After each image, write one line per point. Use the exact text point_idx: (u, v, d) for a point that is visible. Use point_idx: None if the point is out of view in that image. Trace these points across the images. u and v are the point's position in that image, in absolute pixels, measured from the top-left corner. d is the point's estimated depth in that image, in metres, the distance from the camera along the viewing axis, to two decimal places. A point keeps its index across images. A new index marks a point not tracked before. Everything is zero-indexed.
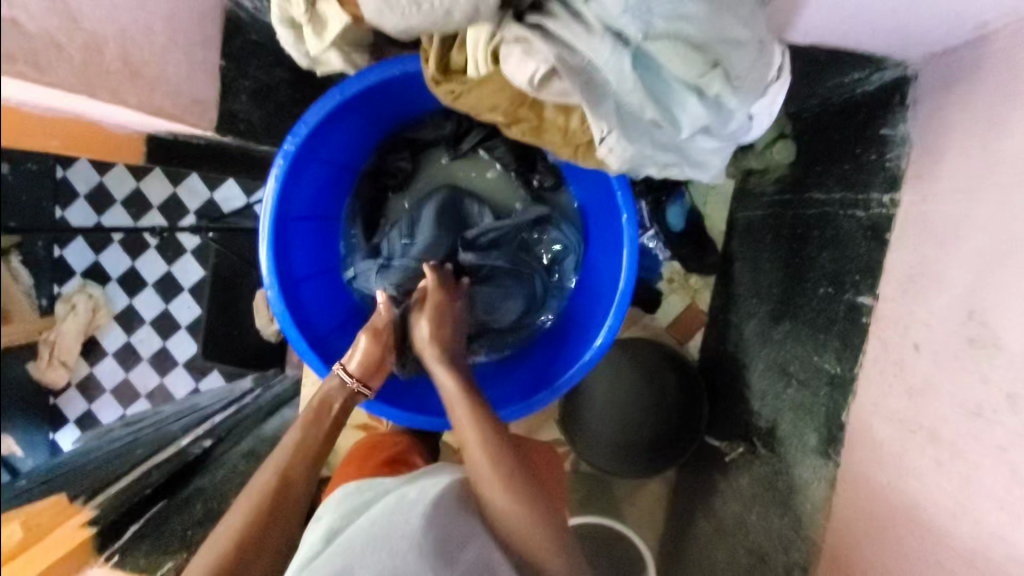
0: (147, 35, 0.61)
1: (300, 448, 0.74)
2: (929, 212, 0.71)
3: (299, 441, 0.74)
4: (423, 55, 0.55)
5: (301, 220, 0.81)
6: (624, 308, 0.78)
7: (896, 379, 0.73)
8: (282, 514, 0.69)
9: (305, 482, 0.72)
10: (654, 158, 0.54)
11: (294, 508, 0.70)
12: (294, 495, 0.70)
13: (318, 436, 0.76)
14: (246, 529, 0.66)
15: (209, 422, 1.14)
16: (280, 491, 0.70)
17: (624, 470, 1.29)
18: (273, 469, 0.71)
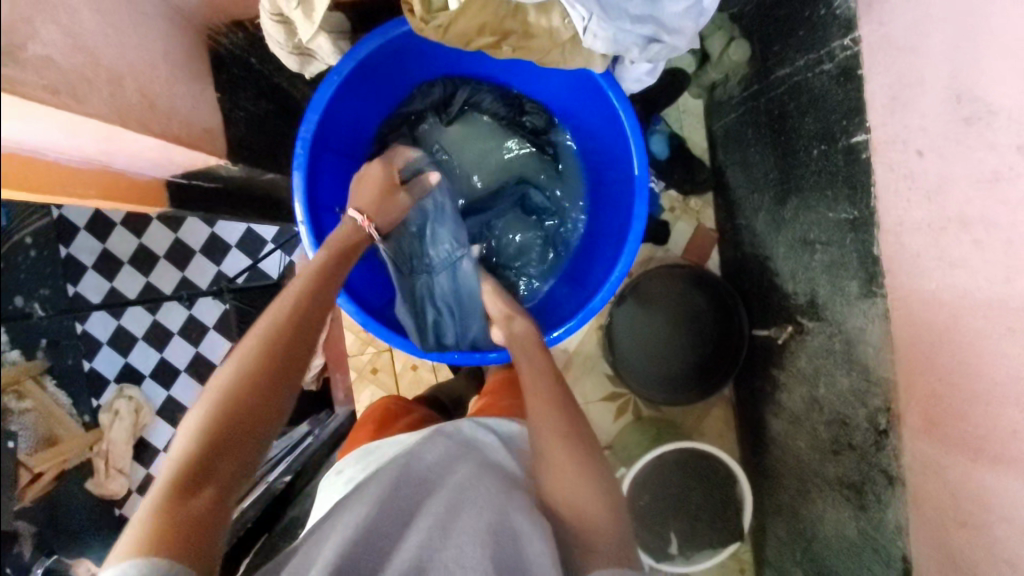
0: (154, 71, 0.67)
1: (304, 306, 0.68)
2: (890, 32, 0.77)
3: (294, 307, 0.67)
4: (405, 8, 0.61)
5: (332, 211, 0.86)
6: (647, 196, 0.82)
7: (912, 190, 0.77)
8: (295, 354, 0.64)
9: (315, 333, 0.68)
10: (635, 31, 0.59)
11: (296, 356, 0.64)
12: (300, 353, 0.65)
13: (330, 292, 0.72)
14: (236, 391, 0.58)
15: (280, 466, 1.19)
16: (286, 338, 0.65)
17: (687, 396, 1.31)
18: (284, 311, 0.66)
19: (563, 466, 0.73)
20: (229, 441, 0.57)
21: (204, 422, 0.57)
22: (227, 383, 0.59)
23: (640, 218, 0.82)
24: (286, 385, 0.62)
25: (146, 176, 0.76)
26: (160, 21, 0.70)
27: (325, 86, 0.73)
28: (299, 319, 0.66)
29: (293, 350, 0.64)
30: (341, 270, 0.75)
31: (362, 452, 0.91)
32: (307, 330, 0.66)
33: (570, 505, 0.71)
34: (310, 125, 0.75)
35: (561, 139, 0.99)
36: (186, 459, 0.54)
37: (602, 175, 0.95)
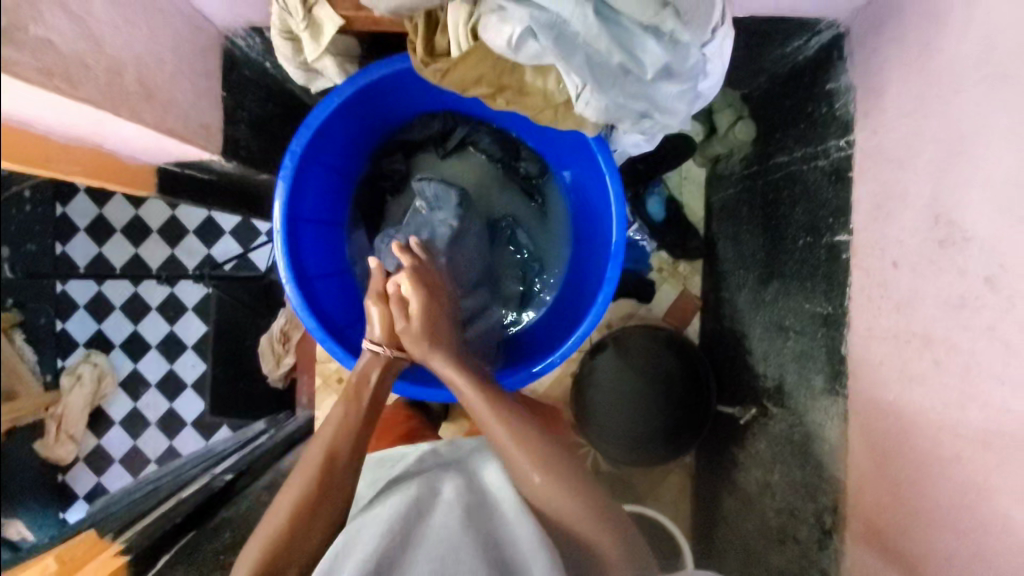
0: (159, 63, 0.69)
1: (341, 433, 0.77)
2: (881, 142, 0.79)
3: (331, 440, 0.76)
4: (409, 45, 0.62)
5: (309, 222, 0.86)
6: (620, 263, 0.82)
7: (884, 298, 0.78)
8: (331, 485, 0.73)
9: (351, 456, 0.76)
10: (628, 105, 0.60)
11: (340, 488, 0.74)
12: (338, 475, 0.74)
13: (362, 418, 0.80)
14: (280, 538, 0.69)
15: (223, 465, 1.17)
16: (326, 467, 0.74)
17: (647, 456, 1.29)
18: (314, 462, 0.74)
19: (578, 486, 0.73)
20: (282, 558, 0.68)
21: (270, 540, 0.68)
22: (276, 530, 0.69)
23: (610, 283, 0.81)
24: (328, 522, 0.72)
25: (137, 162, 0.77)
26: (176, 17, 0.72)
27: (321, 105, 0.74)
28: (330, 461, 0.74)
29: (331, 487, 0.73)
30: (359, 407, 0.80)
31: (374, 464, 0.95)
32: (341, 473, 0.74)
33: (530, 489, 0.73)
34: (299, 140, 0.76)
35: (552, 189, 1.00)
36: (255, 571, 0.66)
37: (585, 232, 0.95)
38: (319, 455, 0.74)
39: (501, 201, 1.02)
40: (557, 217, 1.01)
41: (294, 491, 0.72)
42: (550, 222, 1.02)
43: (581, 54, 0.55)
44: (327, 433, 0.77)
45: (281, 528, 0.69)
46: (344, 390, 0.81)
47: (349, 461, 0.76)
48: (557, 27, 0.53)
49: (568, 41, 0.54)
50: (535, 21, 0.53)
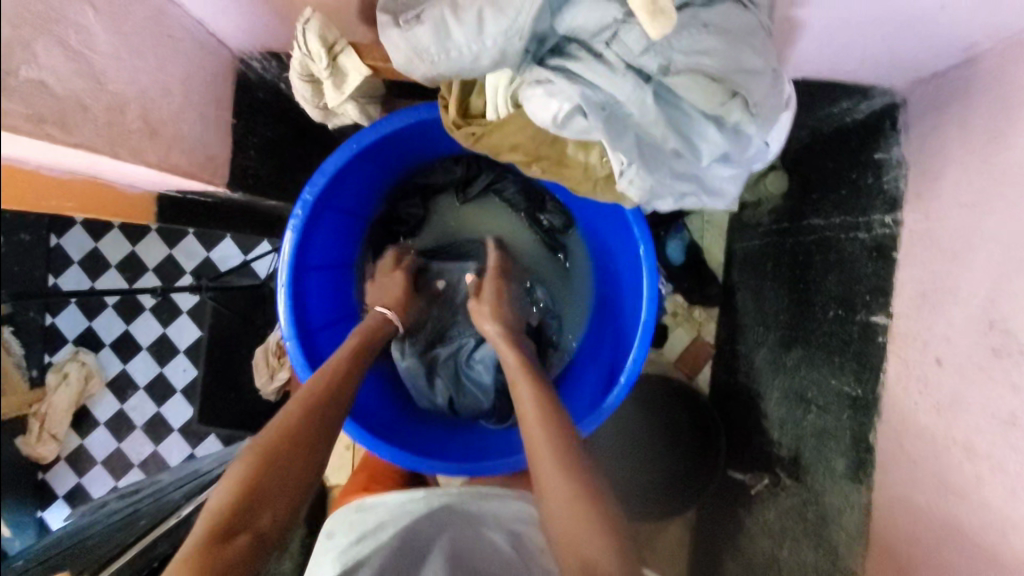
0: (165, 96, 0.63)
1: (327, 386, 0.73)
2: (934, 228, 0.74)
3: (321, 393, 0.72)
4: (442, 103, 0.59)
5: (318, 270, 0.81)
6: (646, 343, 0.78)
7: (923, 395, 0.73)
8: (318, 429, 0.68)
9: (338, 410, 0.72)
10: (674, 187, 0.56)
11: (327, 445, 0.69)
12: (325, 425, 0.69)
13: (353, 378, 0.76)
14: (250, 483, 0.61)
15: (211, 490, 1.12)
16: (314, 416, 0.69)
17: (641, 510, 1.19)
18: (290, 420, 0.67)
19: (573, 506, 0.62)
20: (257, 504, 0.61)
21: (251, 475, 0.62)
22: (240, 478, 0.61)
23: (636, 364, 0.78)
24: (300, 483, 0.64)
25: (137, 192, 0.72)
26: (186, 45, 0.68)
27: (338, 153, 0.69)
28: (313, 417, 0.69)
29: (307, 443, 0.66)
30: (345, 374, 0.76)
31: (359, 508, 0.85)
32: (319, 433, 0.69)
33: (576, 556, 0.59)
34: (314, 189, 0.71)
35: (578, 243, 0.96)
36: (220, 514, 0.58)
37: (610, 295, 0.90)
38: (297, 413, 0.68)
39: (518, 249, 0.98)
40: (579, 272, 0.97)
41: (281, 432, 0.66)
42: (573, 276, 0.98)
43: (631, 134, 0.51)
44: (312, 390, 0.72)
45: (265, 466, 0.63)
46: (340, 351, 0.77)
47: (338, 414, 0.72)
48: (608, 107, 0.50)
49: (620, 121, 0.50)
50: (584, 99, 0.49)
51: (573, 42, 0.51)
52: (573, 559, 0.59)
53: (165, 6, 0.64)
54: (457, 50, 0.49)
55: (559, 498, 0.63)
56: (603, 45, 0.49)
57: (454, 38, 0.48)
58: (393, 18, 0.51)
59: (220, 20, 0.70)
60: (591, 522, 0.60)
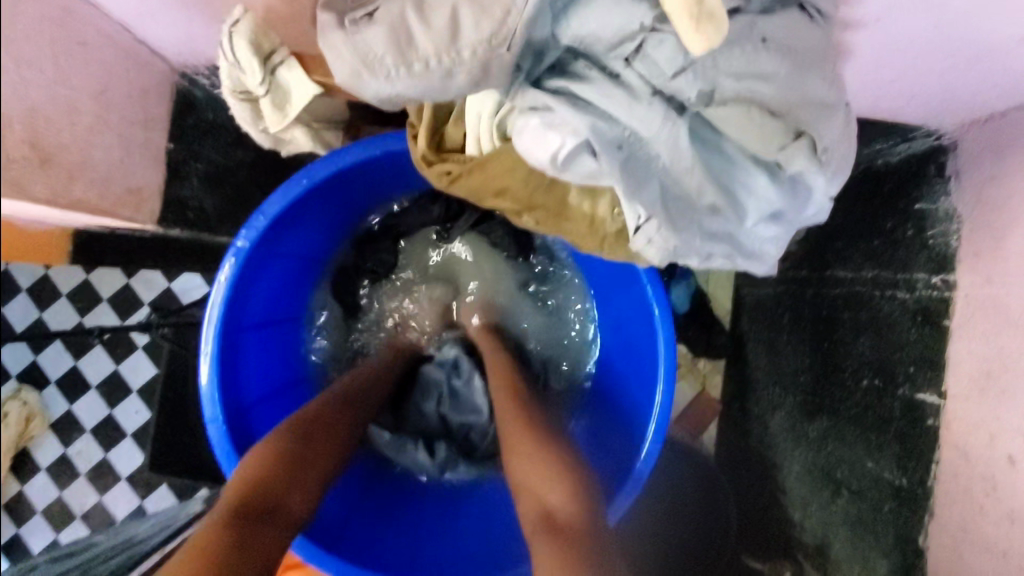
0: (69, 115, 0.51)
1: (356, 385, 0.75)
2: (999, 295, 0.62)
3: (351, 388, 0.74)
4: (412, 132, 0.49)
5: (256, 329, 0.70)
6: (660, 437, 0.68)
7: (991, 499, 0.62)
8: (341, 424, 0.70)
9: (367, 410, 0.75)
10: (706, 249, 0.43)
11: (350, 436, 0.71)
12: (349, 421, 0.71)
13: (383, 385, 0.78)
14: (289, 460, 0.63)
15: (150, 559, 0.92)
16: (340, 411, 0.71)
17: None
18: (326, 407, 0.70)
19: (543, 474, 0.64)
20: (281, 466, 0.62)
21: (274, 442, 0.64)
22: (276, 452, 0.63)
23: (649, 460, 0.68)
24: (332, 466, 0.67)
25: (48, 228, 0.59)
26: (102, 54, 0.56)
27: (288, 189, 0.60)
28: (347, 406, 0.72)
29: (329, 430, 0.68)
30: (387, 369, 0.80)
31: None
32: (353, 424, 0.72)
33: (546, 515, 0.61)
34: (251, 234, 0.61)
35: (580, 304, 0.84)
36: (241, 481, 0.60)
37: (613, 373, 0.79)
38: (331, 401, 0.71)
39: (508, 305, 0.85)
40: (575, 340, 0.84)
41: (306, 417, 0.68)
42: (567, 342, 0.85)
43: (655, 182, 0.40)
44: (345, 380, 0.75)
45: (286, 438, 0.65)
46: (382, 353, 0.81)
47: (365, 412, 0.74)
48: (627, 144, 0.39)
49: (642, 164, 0.39)
50: (595, 130, 0.38)
51: (581, 59, 0.40)
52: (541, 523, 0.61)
53: (72, 4, 0.52)
54: (424, 64, 0.38)
55: (536, 474, 0.64)
56: (622, 63, 0.39)
57: (421, 48, 0.37)
58: (339, 18, 0.39)
59: (152, 24, 0.58)
60: (560, 484, 0.63)
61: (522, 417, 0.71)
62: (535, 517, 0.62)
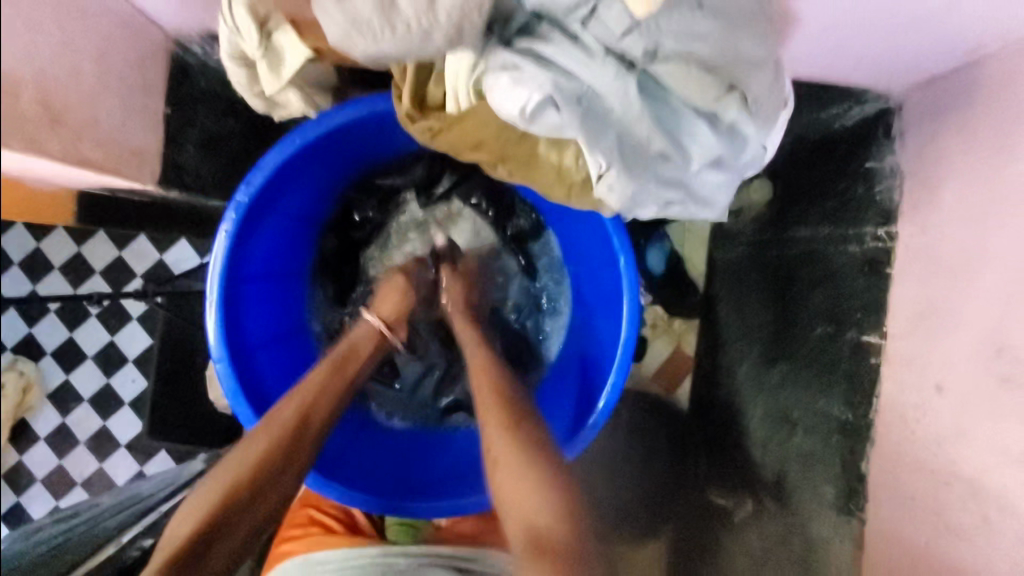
0: (76, 79, 0.55)
1: (321, 396, 0.73)
2: (932, 244, 0.69)
3: (308, 404, 0.72)
4: (396, 93, 0.54)
5: (258, 279, 0.76)
6: (626, 366, 0.74)
7: (921, 427, 0.69)
8: (297, 450, 0.69)
9: (327, 418, 0.73)
10: (660, 194, 0.50)
11: (307, 454, 0.70)
12: (310, 435, 0.70)
13: (339, 391, 0.75)
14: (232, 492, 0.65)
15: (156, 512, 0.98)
16: (300, 430, 0.70)
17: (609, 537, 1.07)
18: (295, 408, 0.71)
19: (512, 477, 0.65)
20: (215, 529, 0.64)
21: (214, 501, 0.64)
22: (234, 482, 0.66)
23: (616, 387, 0.74)
24: (291, 482, 0.69)
25: (52, 189, 0.63)
26: (105, 22, 0.60)
27: (279, 149, 0.66)
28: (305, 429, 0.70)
29: (279, 466, 0.68)
30: (342, 374, 0.76)
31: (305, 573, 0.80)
32: (298, 461, 0.69)
33: (530, 530, 0.61)
34: (251, 188, 0.67)
35: (554, 272, 0.91)
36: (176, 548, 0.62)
37: (585, 322, 0.85)
38: (304, 402, 0.71)
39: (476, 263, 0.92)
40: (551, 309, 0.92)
41: (261, 446, 0.68)
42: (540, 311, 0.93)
43: (612, 133, 0.46)
44: (303, 395, 0.72)
45: (229, 489, 0.65)
46: (332, 356, 0.76)
47: (326, 422, 0.73)
48: (585, 98, 0.45)
49: (599, 117, 0.45)
50: (557, 85, 0.44)
51: (544, 22, 0.46)
52: (521, 528, 0.62)
53: None
54: (405, 27, 0.43)
55: (509, 463, 0.66)
56: (579, 25, 0.44)
57: (402, 12, 0.42)
58: None
59: None
60: (541, 493, 0.63)
61: (497, 389, 0.74)
62: (518, 538, 0.61)
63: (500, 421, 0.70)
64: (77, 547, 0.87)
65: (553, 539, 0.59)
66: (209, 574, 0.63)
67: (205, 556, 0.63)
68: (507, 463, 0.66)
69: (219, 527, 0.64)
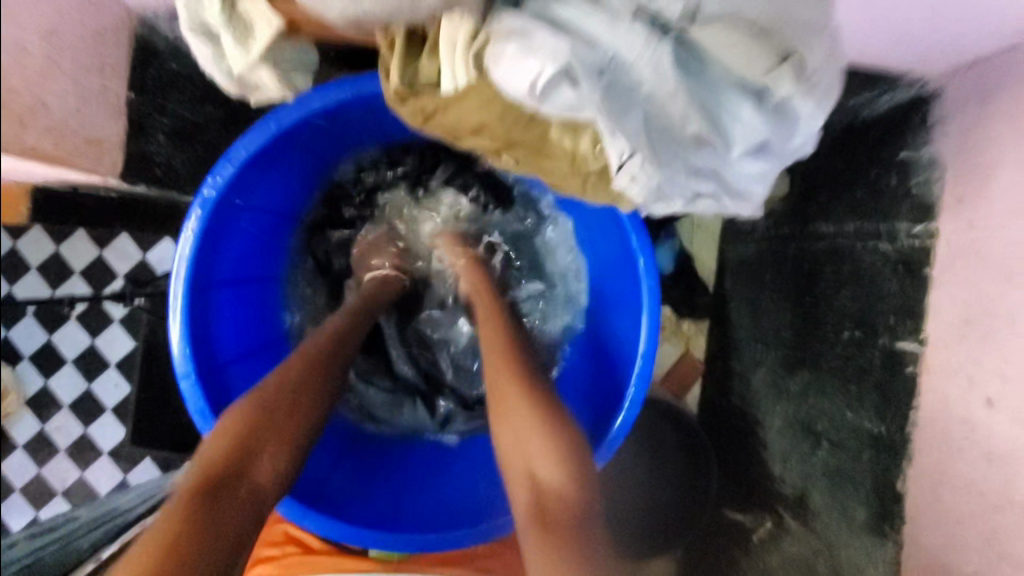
0: (16, 54, 0.48)
1: (336, 330, 0.71)
2: (980, 241, 0.62)
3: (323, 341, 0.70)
4: (383, 70, 0.47)
5: (229, 284, 0.69)
6: (645, 380, 0.68)
7: (968, 443, 0.63)
8: (312, 383, 0.66)
9: (345, 354, 0.70)
10: (689, 186, 0.44)
11: (323, 387, 0.67)
12: (326, 366, 0.68)
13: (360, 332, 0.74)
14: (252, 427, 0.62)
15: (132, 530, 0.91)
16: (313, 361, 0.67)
17: (617, 553, 1.02)
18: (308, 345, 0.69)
19: (527, 437, 0.62)
20: (239, 464, 0.60)
21: (233, 436, 0.61)
22: (251, 412, 0.62)
23: (633, 405, 0.67)
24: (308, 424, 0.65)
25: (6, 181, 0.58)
26: None
27: (252, 137, 0.59)
28: (314, 368, 0.67)
29: (297, 396, 0.64)
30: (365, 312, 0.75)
31: None
32: (314, 397, 0.65)
33: (537, 494, 0.60)
34: (218, 180, 0.60)
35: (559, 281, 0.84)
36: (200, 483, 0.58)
37: (596, 329, 0.78)
38: (316, 341, 0.69)
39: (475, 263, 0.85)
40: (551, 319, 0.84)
41: (276, 380, 0.65)
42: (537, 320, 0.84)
43: (640, 113, 0.39)
44: (317, 334, 0.70)
45: (247, 425, 0.61)
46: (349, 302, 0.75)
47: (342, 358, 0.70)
48: (608, 71, 0.38)
49: (624, 94, 0.39)
50: (576, 54, 0.37)
51: None
52: (530, 492, 0.61)
53: None
54: None
55: (521, 417, 0.64)
56: None
57: None
58: None
59: None
60: (544, 451, 0.61)
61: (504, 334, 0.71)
62: (526, 491, 0.61)
63: (514, 375, 0.67)
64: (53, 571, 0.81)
65: (560, 505, 0.59)
66: (238, 510, 0.58)
67: (233, 490, 0.58)
68: (512, 429, 0.64)
69: (241, 462, 0.60)
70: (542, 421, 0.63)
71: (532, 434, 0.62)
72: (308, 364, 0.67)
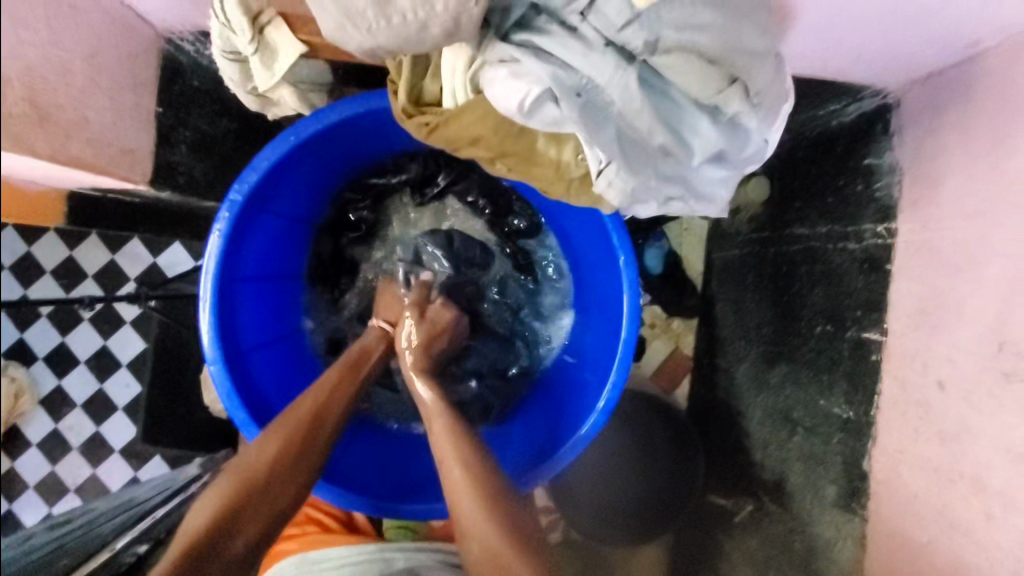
0: (64, 76, 0.54)
1: (330, 397, 0.74)
2: (932, 239, 0.69)
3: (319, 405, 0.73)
4: (391, 88, 0.54)
5: (252, 281, 0.75)
6: (628, 365, 0.73)
7: (923, 423, 0.68)
8: (303, 458, 0.70)
9: (337, 422, 0.74)
10: (661, 190, 0.50)
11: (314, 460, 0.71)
12: (320, 437, 0.72)
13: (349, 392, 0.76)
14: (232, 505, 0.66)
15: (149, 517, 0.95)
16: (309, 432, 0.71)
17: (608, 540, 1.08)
18: (306, 408, 0.72)
19: (477, 517, 0.65)
20: (220, 534, 0.64)
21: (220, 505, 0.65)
22: (244, 476, 0.67)
23: (616, 388, 0.72)
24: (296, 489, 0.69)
25: (42, 189, 0.63)
26: (95, 18, 0.59)
27: (273, 147, 0.65)
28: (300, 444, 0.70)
29: (289, 466, 0.69)
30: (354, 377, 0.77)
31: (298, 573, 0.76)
32: (307, 465, 0.70)
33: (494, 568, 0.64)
34: (243, 187, 0.66)
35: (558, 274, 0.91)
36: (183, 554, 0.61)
37: (587, 322, 0.84)
38: (315, 399, 0.73)
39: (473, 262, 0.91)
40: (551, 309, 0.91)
41: (267, 455, 0.68)
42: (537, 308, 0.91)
43: (612, 127, 0.46)
44: (314, 395, 0.73)
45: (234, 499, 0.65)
46: (341, 360, 0.78)
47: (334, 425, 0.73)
48: (584, 91, 0.45)
49: (598, 110, 0.45)
50: (555, 78, 0.44)
51: (542, 15, 0.46)
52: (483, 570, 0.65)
53: None
54: (401, 18, 0.42)
55: (467, 498, 0.67)
56: (578, 17, 0.44)
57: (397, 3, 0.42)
58: None
59: None
60: (498, 535, 0.65)
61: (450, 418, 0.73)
62: (479, 572, 0.65)
63: (460, 457, 0.69)
64: (75, 549, 0.85)
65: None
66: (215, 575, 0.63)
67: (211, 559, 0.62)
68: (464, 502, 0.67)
69: (223, 533, 0.64)
70: (495, 497, 0.67)
71: (480, 516, 0.66)
72: (298, 435, 0.70)
